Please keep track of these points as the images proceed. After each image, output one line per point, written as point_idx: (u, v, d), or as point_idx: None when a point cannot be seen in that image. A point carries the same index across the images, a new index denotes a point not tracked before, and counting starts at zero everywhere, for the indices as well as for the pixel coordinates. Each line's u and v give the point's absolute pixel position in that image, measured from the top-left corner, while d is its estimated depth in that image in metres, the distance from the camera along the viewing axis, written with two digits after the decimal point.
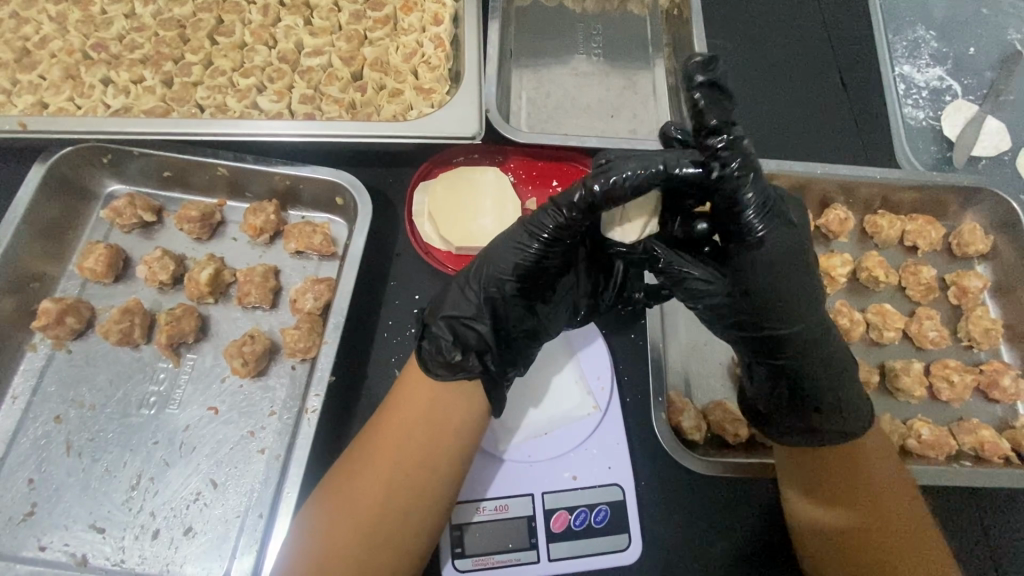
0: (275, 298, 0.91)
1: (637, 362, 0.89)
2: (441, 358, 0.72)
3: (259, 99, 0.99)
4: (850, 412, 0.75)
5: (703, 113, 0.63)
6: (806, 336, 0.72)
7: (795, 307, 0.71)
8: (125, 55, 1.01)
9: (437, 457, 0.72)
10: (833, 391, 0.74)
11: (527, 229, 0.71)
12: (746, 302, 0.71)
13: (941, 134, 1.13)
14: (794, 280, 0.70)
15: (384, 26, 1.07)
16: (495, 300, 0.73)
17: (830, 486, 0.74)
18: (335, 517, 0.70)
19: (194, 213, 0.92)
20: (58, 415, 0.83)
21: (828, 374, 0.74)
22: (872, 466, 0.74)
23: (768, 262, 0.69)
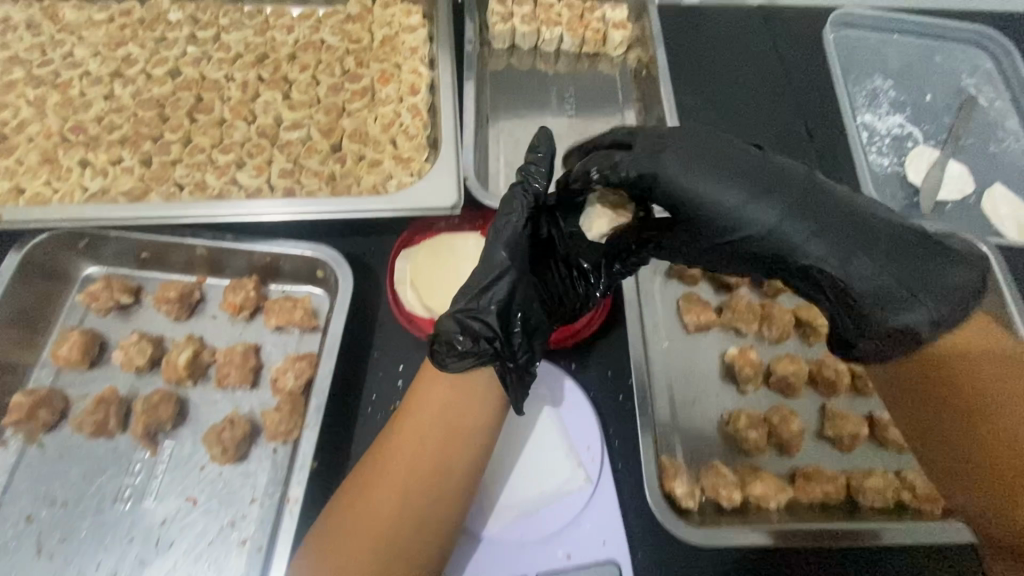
0: (256, 376, 0.89)
1: (627, 427, 0.89)
2: (454, 351, 0.70)
3: (238, 175, 1.00)
4: (898, 286, 0.65)
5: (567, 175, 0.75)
6: (782, 208, 0.66)
7: (740, 176, 0.67)
8: (104, 137, 1.01)
9: (450, 462, 0.72)
10: (854, 253, 0.65)
11: (512, 221, 0.74)
12: (719, 231, 0.67)
13: (907, 179, 1.17)
14: (715, 161, 0.68)
15: (362, 98, 1.10)
16: (496, 288, 0.70)
17: (946, 378, 0.69)
18: (351, 531, 0.70)
19: (173, 294, 0.91)
20: (29, 515, 0.79)
21: (835, 240, 0.65)
22: (960, 270, 0.66)
23: (695, 206, 0.67)
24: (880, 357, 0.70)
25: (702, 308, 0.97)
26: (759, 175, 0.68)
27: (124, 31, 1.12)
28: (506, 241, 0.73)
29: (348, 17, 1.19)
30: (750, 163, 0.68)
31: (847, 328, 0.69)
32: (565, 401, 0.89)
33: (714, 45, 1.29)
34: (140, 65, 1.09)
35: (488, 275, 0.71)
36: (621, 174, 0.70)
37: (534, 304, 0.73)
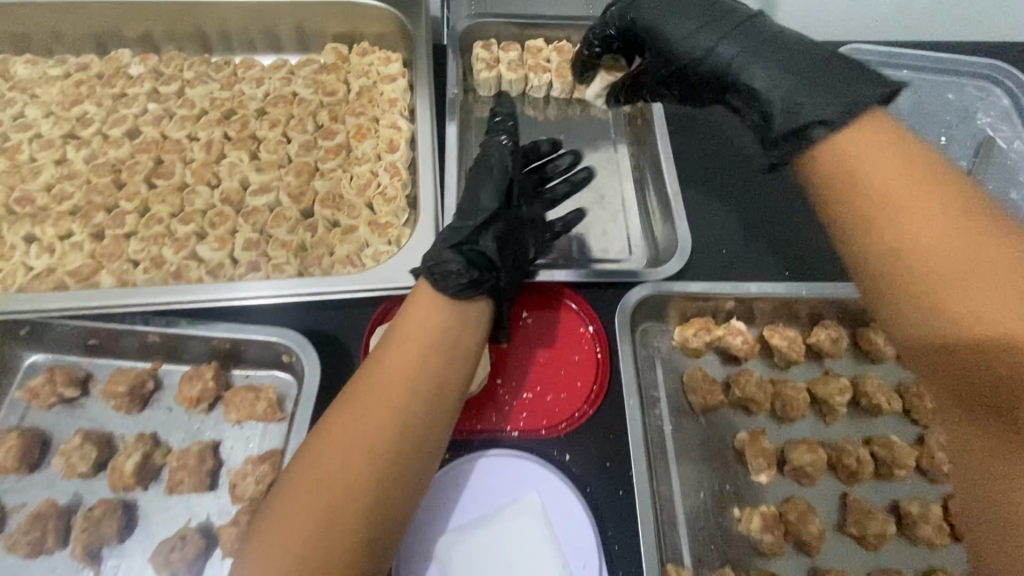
0: (214, 479, 0.80)
1: (631, 531, 0.78)
2: (458, 280, 0.76)
3: (198, 248, 0.91)
4: (806, 97, 0.68)
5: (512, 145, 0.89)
6: (726, 7, 0.82)
7: (696, 2, 0.83)
8: (53, 208, 0.93)
9: (436, 384, 0.70)
10: (759, 69, 0.74)
11: (502, 168, 0.85)
12: (670, 10, 0.84)
13: None
14: (688, 5, 0.83)
15: (336, 156, 1.02)
16: (485, 233, 0.81)
17: (914, 264, 0.56)
18: (317, 482, 0.61)
19: (121, 388, 0.83)
20: None
21: (753, 52, 0.75)
22: (857, 129, 0.64)
23: (659, 2, 0.85)
24: (797, 161, 0.68)
25: (709, 389, 0.89)
26: (725, 18, 0.80)
27: (81, 88, 1.05)
28: (487, 202, 0.83)
29: (322, 67, 1.12)
30: (709, 5, 0.83)
31: (764, 128, 0.73)
32: (556, 507, 0.78)
33: None
34: (96, 125, 1.01)
35: (479, 221, 0.81)
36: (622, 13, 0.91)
37: (519, 249, 0.85)
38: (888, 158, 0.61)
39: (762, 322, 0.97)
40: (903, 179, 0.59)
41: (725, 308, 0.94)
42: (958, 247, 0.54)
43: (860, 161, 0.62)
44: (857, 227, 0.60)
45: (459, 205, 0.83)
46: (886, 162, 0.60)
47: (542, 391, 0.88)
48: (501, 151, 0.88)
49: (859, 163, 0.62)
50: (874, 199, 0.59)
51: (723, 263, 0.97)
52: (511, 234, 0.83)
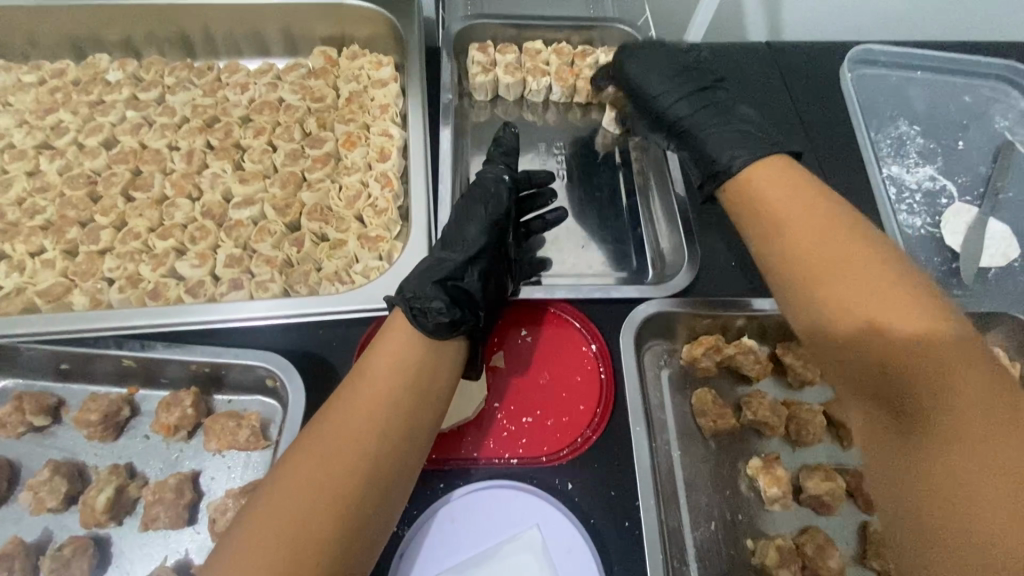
0: (192, 514, 0.75)
1: (637, 567, 0.73)
2: (439, 316, 0.73)
3: (178, 264, 0.86)
4: (733, 145, 0.83)
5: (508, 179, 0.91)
6: (690, 72, 0.97)
7: (670, 64, 0.97)
8: (23, 223, 0.88)
9: (409, 422, 0.68)
10: (705, 128, 0.89)
11: (492, 207, 0.86)
12: (647, 63, 0.98)
13: (943, 242, 1.03)
14: (667, 66, 0.97)
15: (324, 166, 0.96)
16: (468, 269, 0.80)
17: (802, 277, 0.68)
18: (273, 523, 0.58)
19: (93, 417, 0.77)
20: None
21: (694, 116, 0.91)
22: (764, 166, 0.78)
23: (639, 55, 0.99)
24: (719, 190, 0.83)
25: (720, 412, 0.84)
26: (689, 81, 0.95)
27: (57, 95, 1.00)
28: (474, 235, 0.83)
29: (310, 72, 1.07)
30: (682, 69, 0.97)
31: (701, 161, 0.86)
32: (558, 542, 0.73)
33: None
34: (71, 134, 0.96)
35: (467, 254, 0.81)
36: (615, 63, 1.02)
37: (502, 287, 0.83)
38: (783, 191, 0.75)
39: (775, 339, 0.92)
40: (797, 213, 0.72)
41: (735, 324, 0.89)
42: (834, 259, 0.66)
43: (764, 190, 0.76)
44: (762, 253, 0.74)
45: (447, 236, 0.84)
46: (789, 199, 0.73)
47: (543, 415, 0.83)
48: (495, 182, 0.90)
49: (763, 192, 0.76)
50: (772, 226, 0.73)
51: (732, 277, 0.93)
52: (494, 273, 0.82)
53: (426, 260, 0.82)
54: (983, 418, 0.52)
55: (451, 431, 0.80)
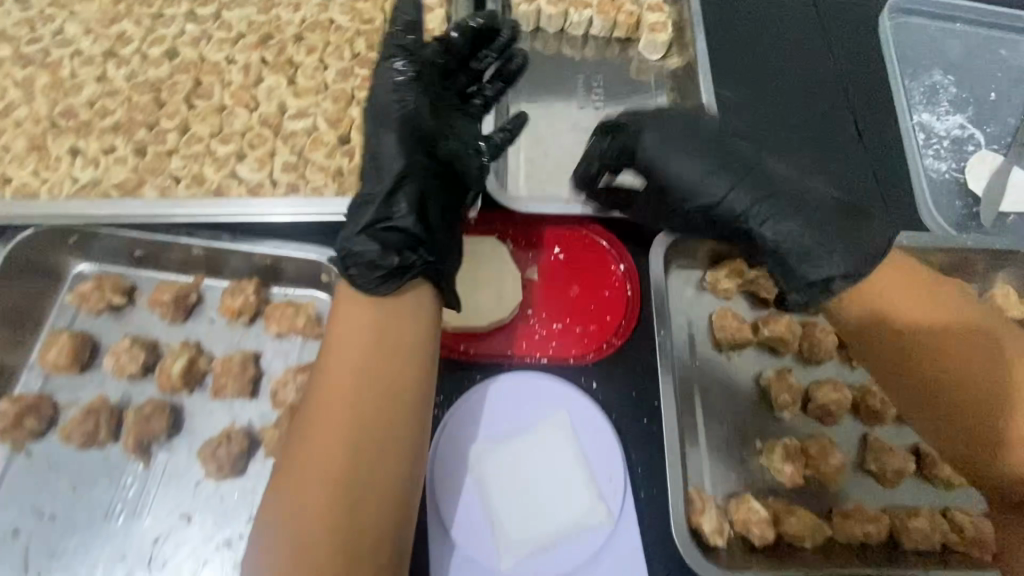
0: (256, 387, 0.84)
1: (654, 453, 0.81)
2: (375, 272, 0.71)
3: (238, 167, 0.92)
4: (810, 230, 0.73)
5: (404, 91, 0.81)
6: (746, 154, 0.82)
7: (720, 160, 0.80)
8: (96, 123, 0.94)
9: (393, 385, 0.68)
10: (780, 228, 0.75)
11: (378, 115, 0.81)
12: (712, 157, 0.80)
13: (966, 186, 1.06)
14: (693, 147, 0.81)
15: (373, 85, 1.01)
16: (393, 208, 0.75)
17: (922, 365, 0.65)
18: (296, 490, 0.63)
19: (166, 298, 0.86)
20: (15, 530, 0.77)
21: (764, 202, 0.76)
22: (885, 273, 0.70)
23: (663, 148, 0.81)
24: (833, 302, 0.73)
25: (738, 327, 0.89)
26: (734, 166, 0.79)
27: (119, 6, 1.04)
28: (392, 158, 0.78)
29: None
30: (734, 148, 0.82)
31: (784, 266, 0.75)
32: (584, 424, 0.81)
33: (757, 30, 1.18)
34: (135, 44, 1.01)
35: (389, 187, 0.76)
36: (603, 129, 0.84)
37: (444, 216, 0.79)
38: (891, 289, 0.69)
39: None
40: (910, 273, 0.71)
41: None
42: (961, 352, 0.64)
43: (877, 292, 0.69)
44: (856, 282, 0.70)
45: (370, 168, 0.79)
46: (905, 274, 0.70)
47: (572, 321, 0.89)
48: (401, 106, 0.81)
49: (888, 296, 0.69)
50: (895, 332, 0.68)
51: None
52: (432, 208, 0.78)
53: (353, 202, 0.77)
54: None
55: (490, 329, 0.86)
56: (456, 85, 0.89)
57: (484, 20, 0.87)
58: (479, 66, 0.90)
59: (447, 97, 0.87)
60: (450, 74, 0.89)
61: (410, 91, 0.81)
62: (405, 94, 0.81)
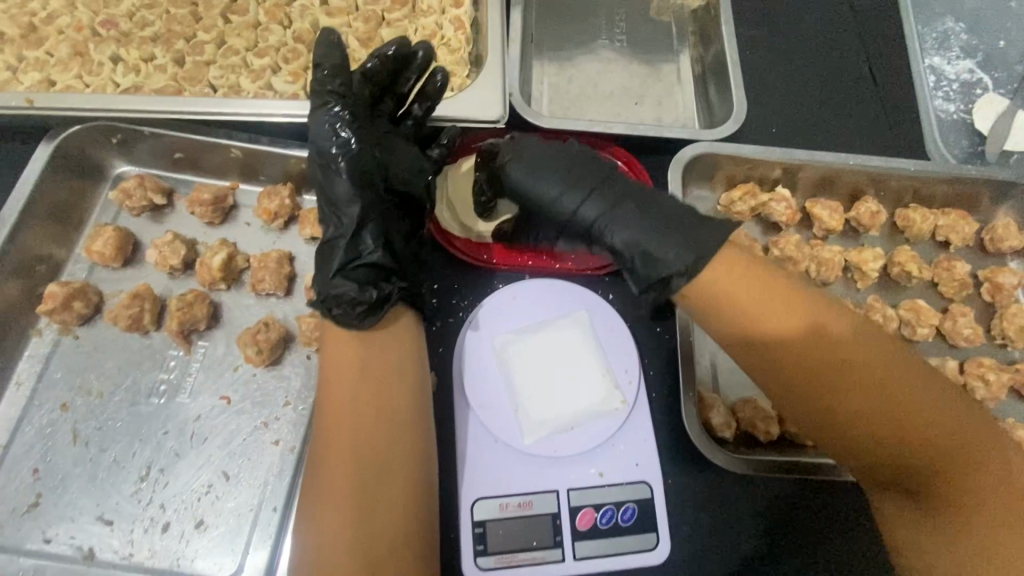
0: (290, 285, 0.88)
1: (667, 356, 0.86)
2: (358, 305, 0.70)
3: (273, 80, 0.96)
4: (650, 236, 0.71)
5: (344, 136, 0.75)
6: (619, 186, 0.77)
7: (610, 190, 0.76)
8: (135, 33, 0.97)
9: (389, 379, 0.70)
10: (631, 230, 0.72)
11: (325, 168, 0.75)
12: (544, 183, 0.77)
13: (972, 127, 1.10)
14: (549, 168, 0.78)
15: (403, 8, 1.04)
16: (360, 240, 0.74)
17: (818, 386, 0.63)
18: (327, 519, 0.64)
19: (207, 197, 0.88)
20: (64, 403, 0.80)
21: (612, 210, 0.74)
22: (729, 277, 0.67)
23: (533, 154, 0.79)
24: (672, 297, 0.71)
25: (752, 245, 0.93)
26: (588, 177, 0.77)
27: None
28: (345, 191, 0.74)
29: None
30: (618, 181, 0.78)
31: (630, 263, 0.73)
32: (602, 324, 0.85)
33: None
34: None
35: (354, 219, 0.74)
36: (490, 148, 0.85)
37: (408, 228, 0.80)
38: (754, 287, 0.67)
39: (806, 196, 1.01)
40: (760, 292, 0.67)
41: (770, 177, 0.98)
42: (837, 353, 0.63)
43: (740, 298, 0.66)
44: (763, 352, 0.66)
45: (324, 205, 0.76)
46: (752, 289, 0.67)
47: None
48: (337, 147, 0.75)
49: (738, 301, 0.66)
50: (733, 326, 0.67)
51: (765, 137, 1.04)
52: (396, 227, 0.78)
53: (321, 207, 0.77)
54: (998, 491, 0.59)
55: (511, 237, 0.88)
56: (385, 111, 0.82)
57: (397, 46, 0.78)
58: (402, 89, 0.82)
59: (377, 123, 0.79)
60: (375, 103, 0.81)
61: (347, 135, 0.75)
62: (347, 151, 0.75)
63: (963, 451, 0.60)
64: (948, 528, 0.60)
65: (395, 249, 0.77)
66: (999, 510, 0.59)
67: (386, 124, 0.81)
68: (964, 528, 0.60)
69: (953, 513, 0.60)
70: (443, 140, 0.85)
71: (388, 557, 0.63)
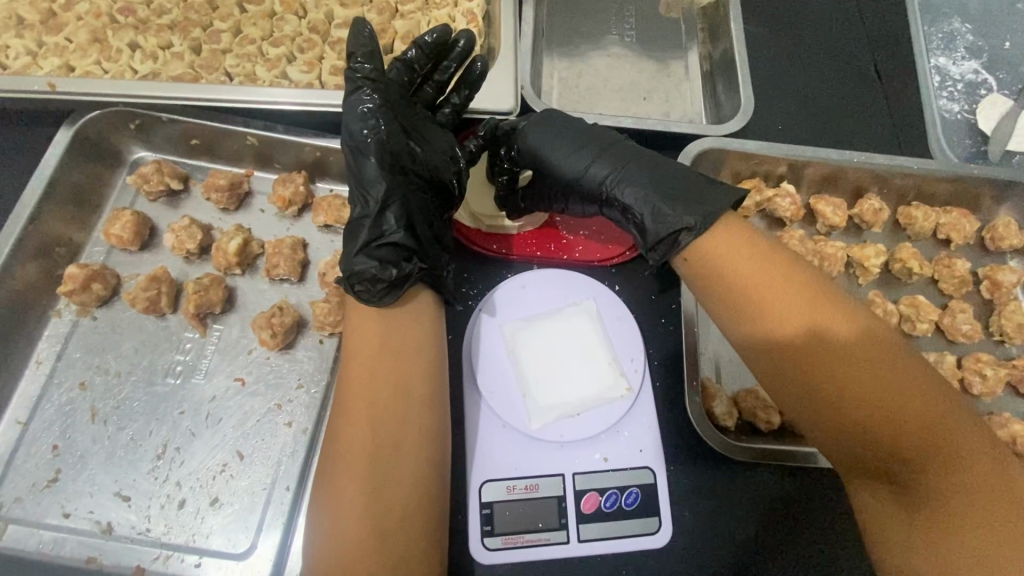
0: (303, 271, 0.90)
1: (671, 347, 0.88)
2: (379, 283, 0.72)
3: (288, 69, 0.97)
4: (659, 193, 0.79)
5: (375, 118, 0.75)
6: (626, 150, 0.84)
7: (619, 154, 0.83)
8: (153, 21, 0.99)
9: (405, 363, 0.71)
10: (642, 188, 0.80)
11: (355, 147, 0.75)
12: (559, 149, 0.84)
13: (975, 127, 1.11)
14: (564, 136, 0.85)
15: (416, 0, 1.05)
16: (385, 218, 0.75)
17: (805, 356, 0.66)
18: (339, 497, 0.66)
19: (222, 182, 0.90)
20: (82, 381, 0.82)
21: (623, 172, 0.81)
22: (728, 255, 0.73)
23: (547, 123, 0.85)
24: (675, 258, 0.78)
25: None
26: (599, 143, 0.84)
27: None
28: (374, 172, 0.74)
29: None
30: (625, 146, 0.84)
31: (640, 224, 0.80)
32: (609, 313, 0.87)
33: None
34: None
35: (379, 199, 0.74)
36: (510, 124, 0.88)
37: (432, 211, 0.81)
38: (752, 261, 0.72)
39: (810, 192, 1.03)
40: (757, 271, 0.71)
41: (776, 173, 1.00)
42: (829, 329, 0.66)
43: (738, 275, 0.71)
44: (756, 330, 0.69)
45: (350, 183, 0.76)
46: (747, 267, 0.71)
47: (598, 231, 0.94)
48: (367, 128, 0.75)
49: (737, 279, 0.71)
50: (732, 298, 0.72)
51: (771, 134, 1.05)
52: (420, 208, 0.79)
53: (347, 184, 0.77)
54: (983, 487, 0.58)
55: (519, 231, 0.92)
56: (423, 98, 0.85)
57: (439, 35, 0.80)
58: (441, 77, 0.85)
59: (415, 106, 0.82)
60: (415, 88, 0.84)
61: (381, 116, 0.75)
62: (378, 133, 0.75)
63: (946, 441, 0.60)
64: (928, 519, 0.60)
65: (418, 231, 0.78)
66: (983, 508, 0.58)
67: (422, 108, 0.84)
68: (945, 520, 0.59)
69: (934, 503, 0.59)
70: (479, 130, 0.88)
71: (397, 532, 0.65)
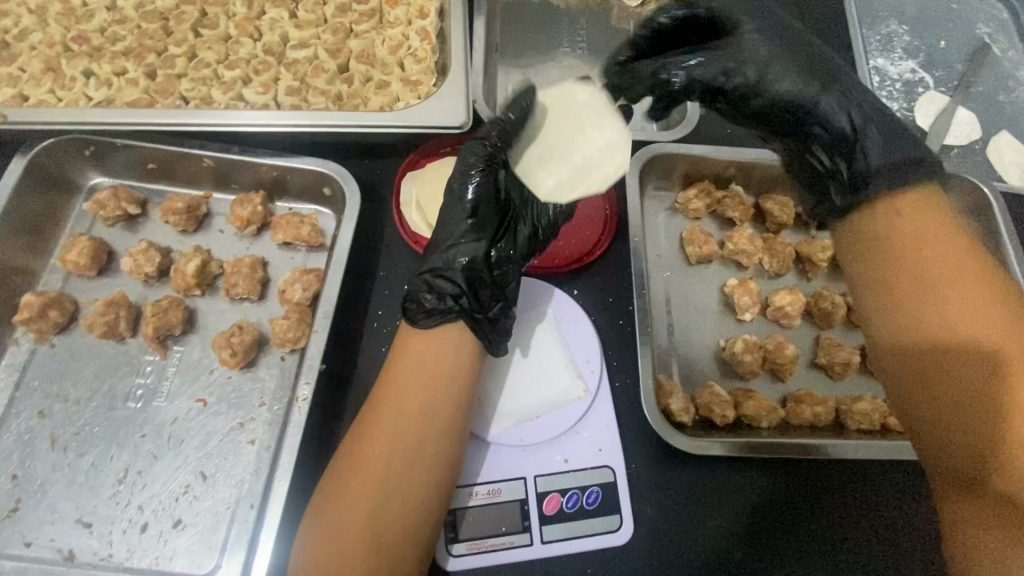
0: (263, 289, 0.91)
1: (627, 350, 0.90)
2: (425, 311, 0.74)
3: (244, 91, 0.98)
4: (870, 116, 0.76)
5: (465, 156, 0.78)
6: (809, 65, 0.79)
7: (806, 69, 0.78)
8: (107, 48, 1.00)
9: (434, 392, 0.72)
10: (839, 111, 0.76)
11: (452, 183, 0.78)
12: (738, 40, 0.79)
13: (913, 124, 1.17)
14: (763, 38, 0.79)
15: (370, 20, 1.07)
16: (447, 255, 0.75)
17: (939, 333, 0.62)
18: (337, 510, 0.67)
19: (180, 206, 0.91)
20: (41, 411, 0.82)
21: (834, 87, 0.77)
22: (907, 223, 0.67)
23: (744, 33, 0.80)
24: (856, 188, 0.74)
25: (706, 241, 0.98)
26: (782, 50, 0.78)
27: None
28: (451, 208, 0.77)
29: None
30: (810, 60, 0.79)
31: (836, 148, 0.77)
32: (567, 318, 0.90)
33: None
34: None
35: (443, 234, 0.76)
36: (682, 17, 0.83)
37: (496, 256, 0.78)
38: (944, 231, 0.66)
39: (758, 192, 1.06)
40: (934, 240, 0.65)
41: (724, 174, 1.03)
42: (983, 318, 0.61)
43: (914, 235, 0.66)
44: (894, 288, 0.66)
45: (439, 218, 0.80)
46: (923, 235, 0.66)
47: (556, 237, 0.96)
48: (461, 168, 0.77)
49: (902, 241, 0.67)
50: (893, 260, 0.67)
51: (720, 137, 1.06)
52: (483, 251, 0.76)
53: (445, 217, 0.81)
54: None
55: None
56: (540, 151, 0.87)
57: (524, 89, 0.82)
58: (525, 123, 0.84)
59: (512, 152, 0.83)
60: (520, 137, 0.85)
61: (465, 156, 0.78)
62: (460, 171, 0.77)
63: None
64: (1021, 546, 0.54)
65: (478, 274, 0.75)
66: None
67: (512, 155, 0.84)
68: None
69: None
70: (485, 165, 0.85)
71: (388, 553, 0.66)
